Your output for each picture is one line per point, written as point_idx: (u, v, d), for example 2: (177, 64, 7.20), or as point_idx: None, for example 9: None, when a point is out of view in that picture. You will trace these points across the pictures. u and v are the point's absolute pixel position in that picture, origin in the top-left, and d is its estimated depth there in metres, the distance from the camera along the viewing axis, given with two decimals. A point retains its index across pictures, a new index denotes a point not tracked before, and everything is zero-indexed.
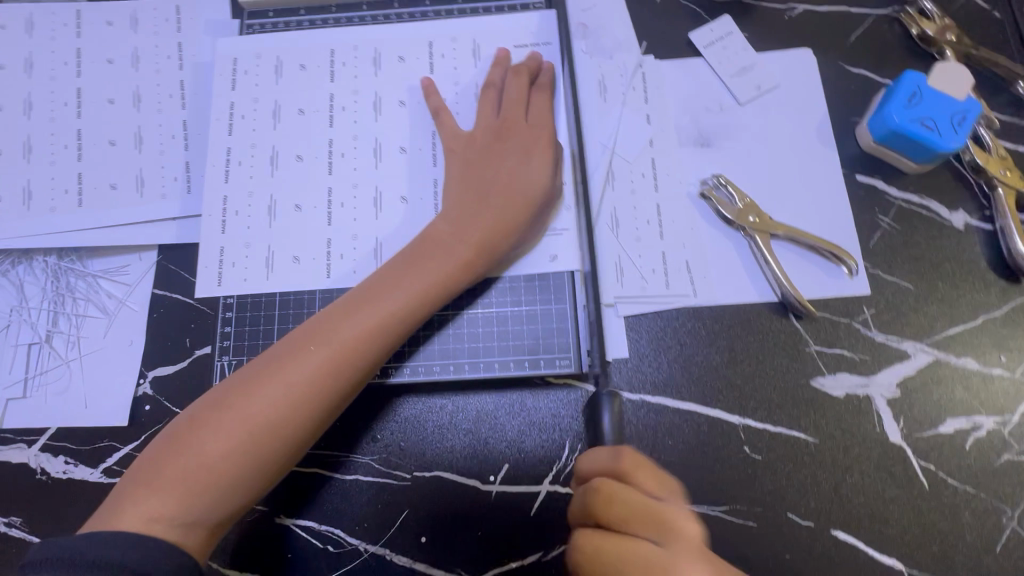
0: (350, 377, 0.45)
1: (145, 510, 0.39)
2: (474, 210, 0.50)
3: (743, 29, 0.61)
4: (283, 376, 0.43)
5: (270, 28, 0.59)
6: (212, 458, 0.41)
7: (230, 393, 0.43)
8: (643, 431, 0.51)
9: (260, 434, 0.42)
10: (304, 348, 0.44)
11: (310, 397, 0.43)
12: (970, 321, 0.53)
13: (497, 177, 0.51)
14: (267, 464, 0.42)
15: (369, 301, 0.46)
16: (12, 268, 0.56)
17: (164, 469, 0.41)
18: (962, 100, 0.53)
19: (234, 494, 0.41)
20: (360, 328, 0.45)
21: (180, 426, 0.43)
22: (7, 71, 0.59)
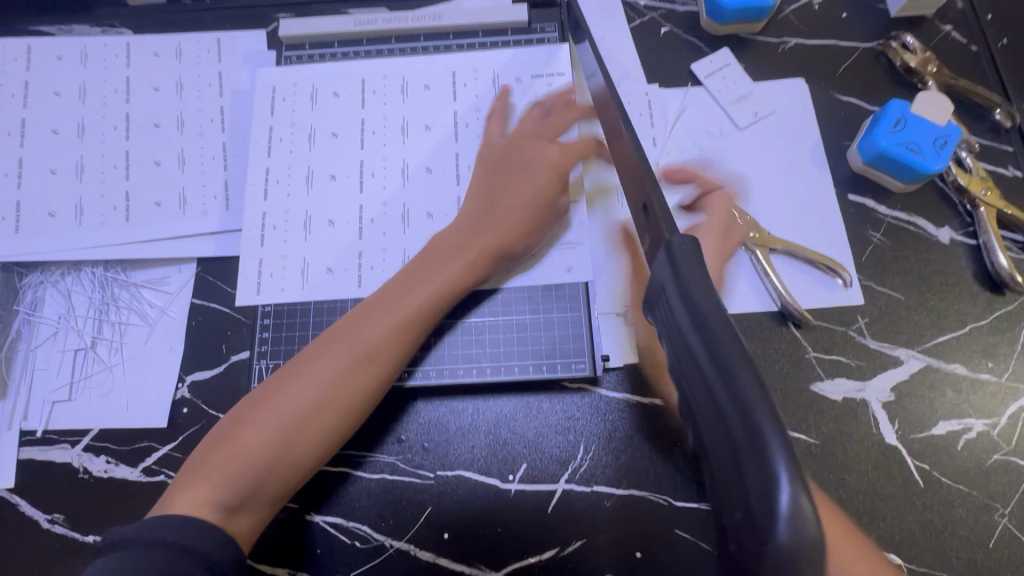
0: (378, 374, 0.49)
1: (192, 499, 0.42)
2: (486, 219, 0.55)
3: (741, 61, 0.66)
4: (315, 373, 0.47)
5: (306, 60, 0.64)
6: (252, 450, 0.44)
7: (269, 391, 0.46)
8: (653, 430, 0.55)
9: (296, 427, 0.45)
10: (332, 347, 0.48)
11: (342, 390, 0.47)
12: (958, 330, 0.56)
13: (511, 193, 0.56)
14: (304, 454, 0.46)
15: (393, 301, 0.51)
16: (60, 279, 0.60)
17: (209, 460, 0.44)
18: (944, 126, 0.58)
19: (277, 481, 0.45)
20: (383, 326, 0.49)
21: (223, 426, 0.46)
22: (62, 97, 0.64)
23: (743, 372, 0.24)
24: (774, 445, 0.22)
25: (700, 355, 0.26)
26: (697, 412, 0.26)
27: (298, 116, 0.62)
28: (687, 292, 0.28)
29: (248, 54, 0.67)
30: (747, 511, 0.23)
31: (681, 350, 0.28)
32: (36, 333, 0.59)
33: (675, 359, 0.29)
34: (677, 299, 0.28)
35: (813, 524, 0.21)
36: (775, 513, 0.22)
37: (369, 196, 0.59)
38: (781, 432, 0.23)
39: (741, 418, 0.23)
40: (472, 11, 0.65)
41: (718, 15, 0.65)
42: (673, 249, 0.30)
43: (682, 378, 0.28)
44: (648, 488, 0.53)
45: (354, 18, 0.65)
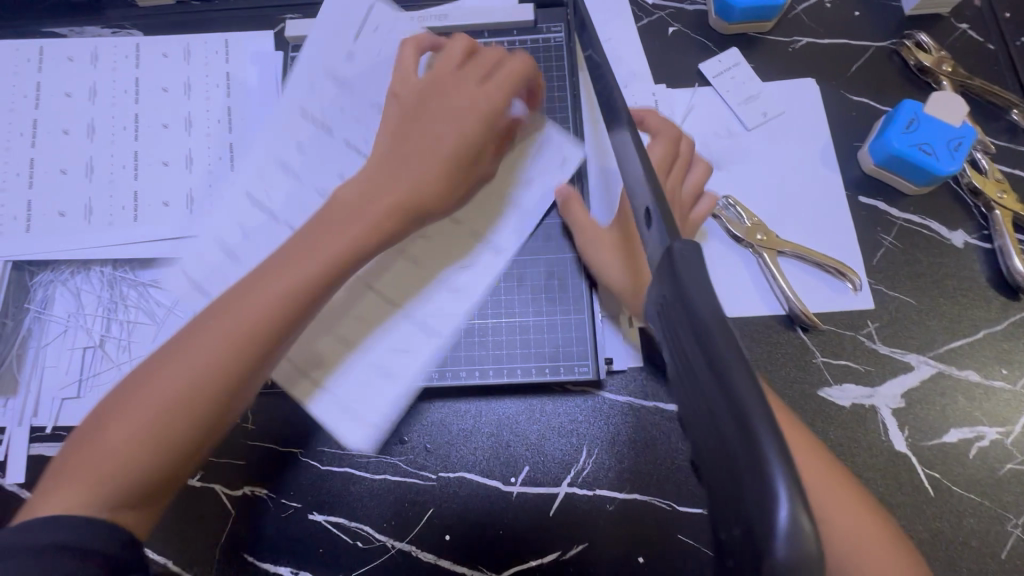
0: (255, 350, 0.44)
1: (56, 504, 0.39)
2: (391, 180, 0.49)
3: (749, 60, 0.65)
4: (185, 358, 0.43)
5: (313, 62, 0.64)
6: (115, 445, 0.41)
7: (134, 386, 0.42)
8: (657, 433, 0.54)
9: (161, 417, 0.41)
10: (205, 327, 0.44)
11: (211, 372, 0.42)
12: (971, 335, 0.55)
13: (414, 150, 0.50)
14: (179, 444, 0.42)
15: (275, 272, 0.45)
16: (70, 278, 0.61)
17: (74, 460, 0.41)
18: (959, 127, 0.56)
19: (147, 477, 0.41)
20: (264, 299, 0.44)
21: (88, 426, 0.42)
22: (73, 98, 0.65)
23: (746, 392, 0.23)
24: (774, 465, 0.22)
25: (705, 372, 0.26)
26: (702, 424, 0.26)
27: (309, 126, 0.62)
28: (691, 303, 0.27)
29: (255, 54, 0.67)
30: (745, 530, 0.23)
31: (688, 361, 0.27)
32: (47, 331, 0.60)
33: (679, 369, 0.29)
34: (682, 311, 0.28)
35: (815, 547, 0.21)
36: (773, 532, 0.21)
37: None
38: (781, 451, 0.22)
39: (741, 436, 0.23)
40: (479, 11, 0.65)
41: (727, 14, 0.64)
42: (671, 257, 0.29)
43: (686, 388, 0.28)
44: (651, 492, 0.53)
45: (360, 18, 0.65)
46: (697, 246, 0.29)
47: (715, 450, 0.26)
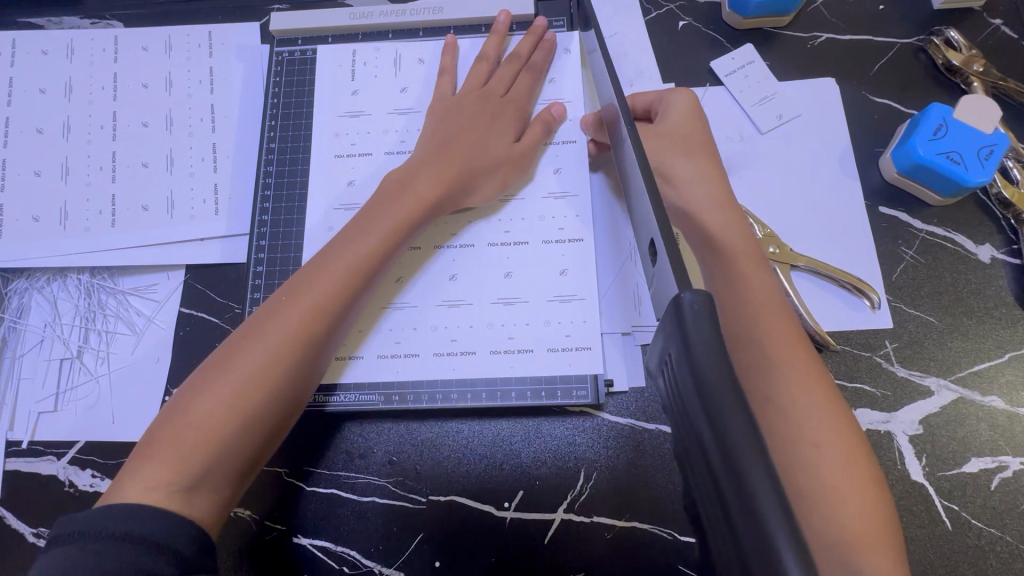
0: (335, 314, 0.44)
1: (142, 480, 0.37)
2: (447, 155, 0.51)
3: (765, 57, 0.61)
4: (265, 330, 0.42)
5: (298, 56, 0.60)
6: (199, 420, 0.39)
7: (217, 360, 0.42)
8: (658, 459, 0.52)
9: (246, 386, 0.40)
10: (280, 303, 0.44)
11: (294, 340, 0.42)
12: (996, 357, 0.52)
13: (463, 127, 0.53)
14: (263, 412, 0.41)
15: (347, 247, 0.46)
16: (47, 285, 0.59)
17: (158, 439, 0.39)
18: (991, 134, 0.52)
19: (232, 450, 0.39)
20: (338, 270, 0.45)
21: (172, 404, 0.41)
22: (48, 94, 0.61)
23: (768, 501, 0.20)
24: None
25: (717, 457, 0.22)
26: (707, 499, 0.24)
27: (291, 137, 0.58)
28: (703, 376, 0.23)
29: (240, 49, 0.64)
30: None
31: (695, 442, 0.24)
32: (23, 341, 0.57)
33: (683, 439, 0.26)
34: (691, 384, 0.24)
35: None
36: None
37: None
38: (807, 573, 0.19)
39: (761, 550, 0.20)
40: (476, 4, 0.61)
41: (742, 7, 0.60)
42: (684, 311, 0.25)
43: (692, 465, 0.26)
44: (651, 520, 0.50)
45: (350, 10, 0.61)
46: (711, 297, 0.25)
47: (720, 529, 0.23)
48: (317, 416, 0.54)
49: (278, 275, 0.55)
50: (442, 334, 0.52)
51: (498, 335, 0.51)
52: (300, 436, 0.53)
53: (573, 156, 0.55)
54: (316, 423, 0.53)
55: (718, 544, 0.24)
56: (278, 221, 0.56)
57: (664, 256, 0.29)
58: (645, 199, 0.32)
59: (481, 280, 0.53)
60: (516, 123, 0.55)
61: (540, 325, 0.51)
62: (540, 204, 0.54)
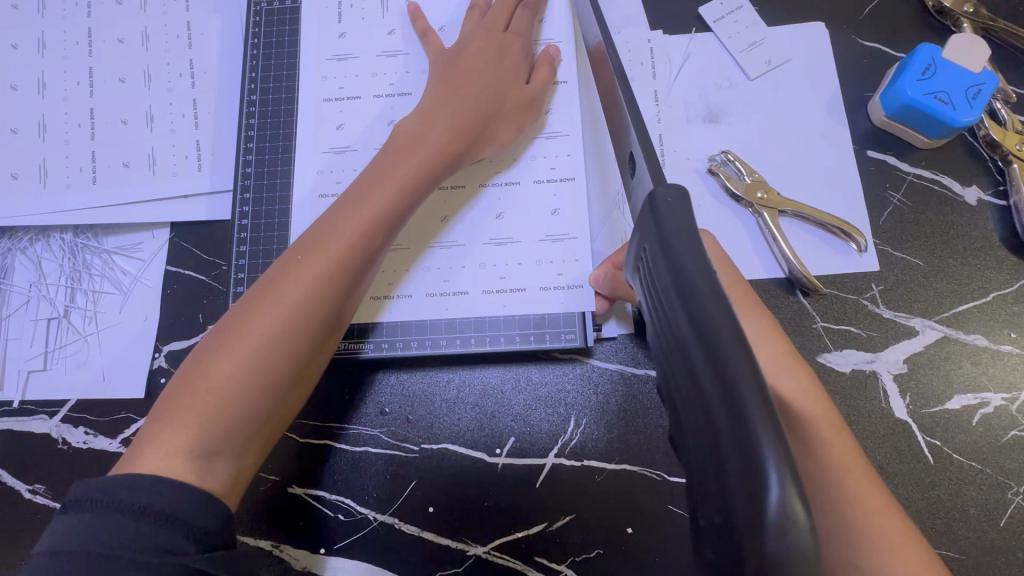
0: (350, 279, 0.43)
1: (163, 445, 0.37)
2: (454, 107, 0.49)
3: (754, 2, 0.60)
4: (279, 293, 0.41)
5: (278, 6, 0.59)
6: (218, 383, 0.39)
7: (232, 322, 0.41)
8: (647, 402, 0.52)
9: (264, 350, 0.40)
10: (294, 261, 0.42)
11: (310, 303, 0.41)
12: (980, 298, 0.52)
13: (468, 77, 0.51)
14: (281, 375, 0.40)
15: (358, 204, 0.44)
16: (30, 246, 0.58)
17: (175, 403, 0.39)
18: (978, 73, 0.52)
19: (250, 413, 0.39)
20: (351, 231, 0.43)
21: (188, 365, 0.40)
22: (21, 50, 0.60)
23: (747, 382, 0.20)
24: (767, 450, 0.19)
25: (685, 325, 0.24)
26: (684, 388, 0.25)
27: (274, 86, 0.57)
28: (674, 254, 0.25)
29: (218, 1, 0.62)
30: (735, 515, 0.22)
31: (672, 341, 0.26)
32: (8, 302, 0.57)
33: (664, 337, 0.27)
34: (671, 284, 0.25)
35: (806, 540, 0.19)
36: (763, 515, 0.20)
37: (347, 163, 0.54)
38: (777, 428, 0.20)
39: (728, 406, 0.21)
40: None
41: None
42: (656, 202, 0.26)
43: (670, 352, 0.27)
44: (640, 462, 0.51)
45: None
46: (683, 190, 0.27)
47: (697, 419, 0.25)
48: None
49: (263, 228, 0.54)
50: (433, 275, 0.52)
51: (490, 275, 0.52)
52: None
53: (562, 97, 0.55)
54: None
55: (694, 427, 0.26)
56: (262, 174, 0.55)
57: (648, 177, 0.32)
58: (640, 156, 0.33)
59: (470, 222, 0.53)
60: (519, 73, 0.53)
61: (532, 265, 0.52)
62: (531, 143, 0.54)
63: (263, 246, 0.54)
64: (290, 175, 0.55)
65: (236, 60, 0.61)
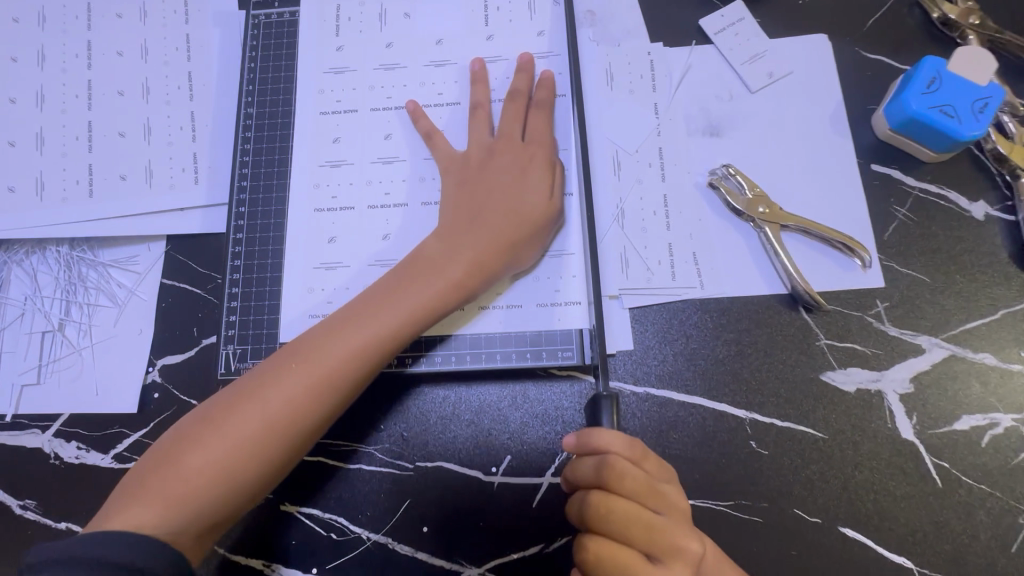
0: (337, 392, 0.43)
1: (127, 517, 0.39)
2: (474, 225, 0.48)
3: (755, 14, 0.60)
4: (269, 392, 0.42)
5: (276, 19, 0.59)
6: (193, 471, 0.40)
7: (220, 407, 0.42)
8: (647, 423, 0.50)
9: (240, 449, 0.41)
10: (288, 364, 0.43)
11: (288, 417, 0.42)
12: (989, 316, 0.51)
13: (493, 188, 0.50)
14: (251, 477, 0.41)
15: (358, 308, 0.46)
16: (26, 258, 0.58)
17: (151, 478, 0.40)
18: (984, 86, 0.51)
19: (217, 510, 0.40)
20: (345, 339, 0.44)
21: (171, 439, 0.42)
22: (20, 63, 0.60)
23: None
24: None
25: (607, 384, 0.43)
26: None
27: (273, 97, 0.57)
28: None
29: (217, 14, 0.62)
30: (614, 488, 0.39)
31: None
32: (3, 315, 0.56)
33: None
34: None
35: None
36: None
37: (344, 176, 0.54)
38: None
39: None
40: None
41: None
42: None
43: None
44: None
45: None
46: None
47: None
48: None
49: (259, 243, 0.54)
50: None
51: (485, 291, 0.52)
52: None
53: (560, 114, 0.54)
54: None
55: None
56: (257, 187, 0.55)
57: None
58: None
59: None
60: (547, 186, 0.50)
61: (529, 280, 0.51)
62: None
63: (258, 260, 0.53)
64: (286, 188, 0.54)
65: (234, 73, 0.61)
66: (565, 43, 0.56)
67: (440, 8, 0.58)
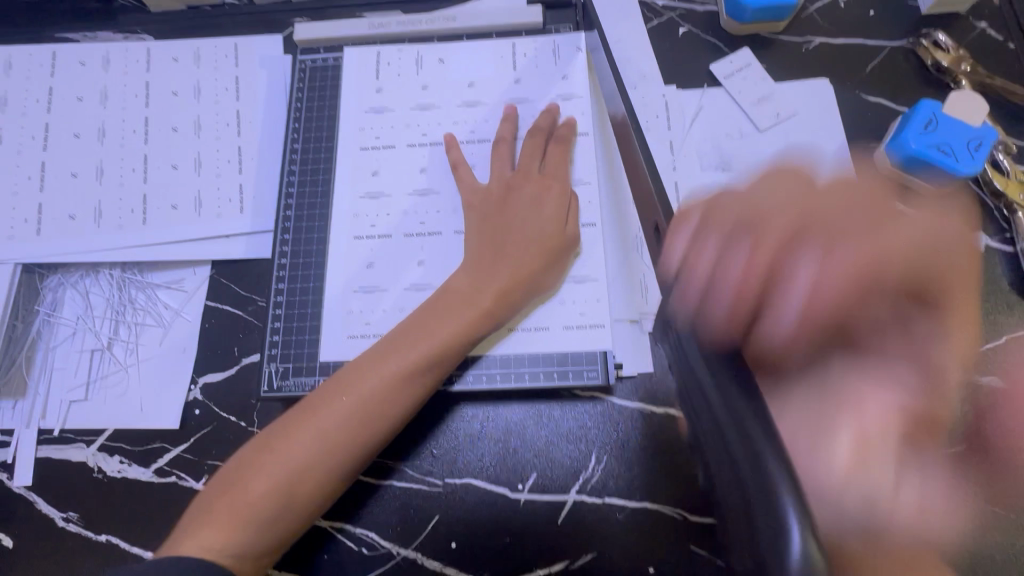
0: (380, 422, 0.47)
1: (198, 543, 0.43)
2: (498, 262, 0.52)
3: (762, 60, 0.64)
4: (318, 424, 0.46)
5: (321, 64, 0.64)
6: (253, 498, 0.44)
7: (273, 438, 0.46)
8: (668, 441, 0.53)
9: (296, 476, 0.44)
10: (333, 397, 0.47)
11: (339, 445, 0.46)
12: (994, 341, 0.54)
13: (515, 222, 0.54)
14: (305, 501, 0.45)
15: (397, 342, 0.49)
16: (80, 279, 0.61)
17: (215, 507, 0.44)
18: (978, 127, 0.55)
19: (277, 533, 0.44)
20: (384, 372, 0.47)
21: (230, 470, 0.46)
22: (85, 102, 0.65)
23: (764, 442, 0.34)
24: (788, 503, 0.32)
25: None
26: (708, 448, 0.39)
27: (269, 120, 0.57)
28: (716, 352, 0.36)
29: (265, 58, 0.67)
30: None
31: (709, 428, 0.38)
32: (55, 334, 0.60)
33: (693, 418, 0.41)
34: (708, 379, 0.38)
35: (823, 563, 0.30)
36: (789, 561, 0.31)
37: (381, 207, 0.58)
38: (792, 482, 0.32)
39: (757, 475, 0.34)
40: (488, 14, 0.64)
41: (738, 14, 0.63)
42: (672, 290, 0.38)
43: (706, 431, 0.39)
44: (660, 500, 0.52)
45: (369, 21, 0.64)
46: None
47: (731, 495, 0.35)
48: None
49: (301, 267, 0.57)
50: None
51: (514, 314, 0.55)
52: None
53: (582, 149, 0.59)
54: None
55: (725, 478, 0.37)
56: (301, 216, 0.59)
57: None
58: None
59: None
60: (560, 215, 0.55)
61: (556, 305, 0.55)
62: None
63: (300, 283, 0.57)
64: (327, 217, 0.59)
65: (279, 111, 0.66)
66: (587, 86, 0.61)
67: (470, 55, 0.63)
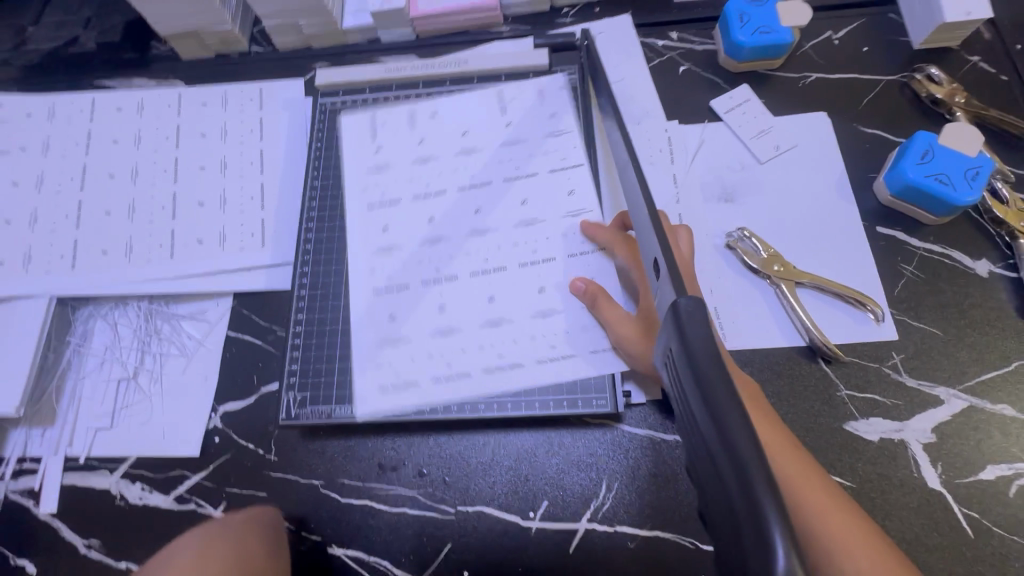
0: None
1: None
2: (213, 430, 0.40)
3: (760, 96, 0.67)
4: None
5: (340, 106, 0.68)
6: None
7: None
8: (679, 469, 0.54)
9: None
10: None
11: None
12: (1003, 367, 0.54)
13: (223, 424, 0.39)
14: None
15: None
16: (109, 311, 0.64)
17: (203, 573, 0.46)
18: (975, 157, 0.57)
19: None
20: None
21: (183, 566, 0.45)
22: (120, 145, 0.70)
23: (743, 439, 0.27)
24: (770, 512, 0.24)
25: (711, 437, 0.28)
26: (703, 474, 0.30)
27: None
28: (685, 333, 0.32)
29: (287, 101, 0.72)
30: (739, 528, 0.25)
31: (699, 441, 0.30)
32: (85, 363, 0.62)
33: (687, 436, 0.32)
34: (688, 373, 0.31)
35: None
36: None
37: (396, 261, 0.60)
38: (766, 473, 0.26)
39: (742, 485, 0.26)
40: (498, 57, 0.68)
41: (735, 52, 0.66)
42: (679, 308, 0.33)
43: (693, 443, 0.31)
44: (671, 529, 0.52)
45: (385, 66, 0.68)
46: (700, 302, 0.33)
47: (712, 498, 0.29)
48: (357, 426, 0.57)
49: (319, 299, 0.60)
50: (477, 354, 0.56)
51: (539, 345, 0.56)
52: (344, 445, 0.57)
53: (587, 184, 0.61)
54: (360, 433, 0.57)
55: (717, 504, 0.28)
56: (320, 250, 0.62)
57: (666, 272, 0.38)
58: (661, 257, 0.39)
59: (520, 297, 0.57)
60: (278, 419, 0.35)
61: (579, 331, 0.56)
62: (561, 223, 0.60)
63: (318, 312, 0.59)
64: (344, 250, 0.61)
65: (300, 150, 0.69)
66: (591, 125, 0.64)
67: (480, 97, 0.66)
